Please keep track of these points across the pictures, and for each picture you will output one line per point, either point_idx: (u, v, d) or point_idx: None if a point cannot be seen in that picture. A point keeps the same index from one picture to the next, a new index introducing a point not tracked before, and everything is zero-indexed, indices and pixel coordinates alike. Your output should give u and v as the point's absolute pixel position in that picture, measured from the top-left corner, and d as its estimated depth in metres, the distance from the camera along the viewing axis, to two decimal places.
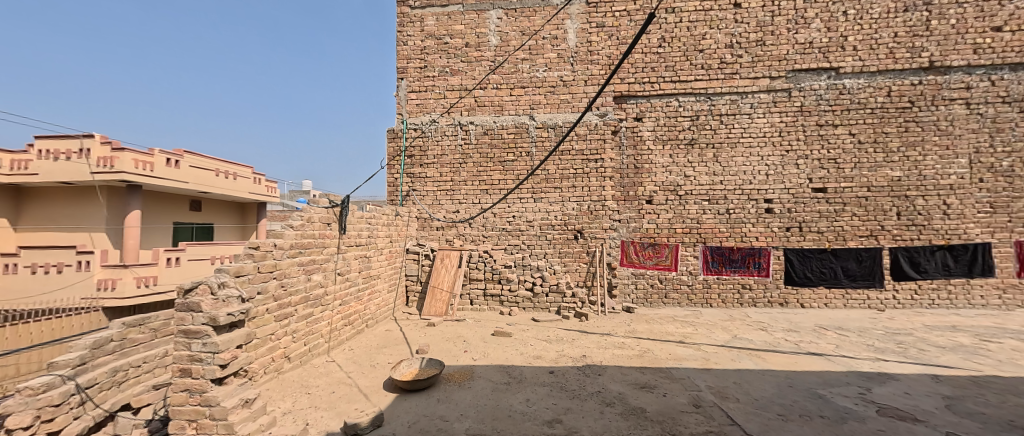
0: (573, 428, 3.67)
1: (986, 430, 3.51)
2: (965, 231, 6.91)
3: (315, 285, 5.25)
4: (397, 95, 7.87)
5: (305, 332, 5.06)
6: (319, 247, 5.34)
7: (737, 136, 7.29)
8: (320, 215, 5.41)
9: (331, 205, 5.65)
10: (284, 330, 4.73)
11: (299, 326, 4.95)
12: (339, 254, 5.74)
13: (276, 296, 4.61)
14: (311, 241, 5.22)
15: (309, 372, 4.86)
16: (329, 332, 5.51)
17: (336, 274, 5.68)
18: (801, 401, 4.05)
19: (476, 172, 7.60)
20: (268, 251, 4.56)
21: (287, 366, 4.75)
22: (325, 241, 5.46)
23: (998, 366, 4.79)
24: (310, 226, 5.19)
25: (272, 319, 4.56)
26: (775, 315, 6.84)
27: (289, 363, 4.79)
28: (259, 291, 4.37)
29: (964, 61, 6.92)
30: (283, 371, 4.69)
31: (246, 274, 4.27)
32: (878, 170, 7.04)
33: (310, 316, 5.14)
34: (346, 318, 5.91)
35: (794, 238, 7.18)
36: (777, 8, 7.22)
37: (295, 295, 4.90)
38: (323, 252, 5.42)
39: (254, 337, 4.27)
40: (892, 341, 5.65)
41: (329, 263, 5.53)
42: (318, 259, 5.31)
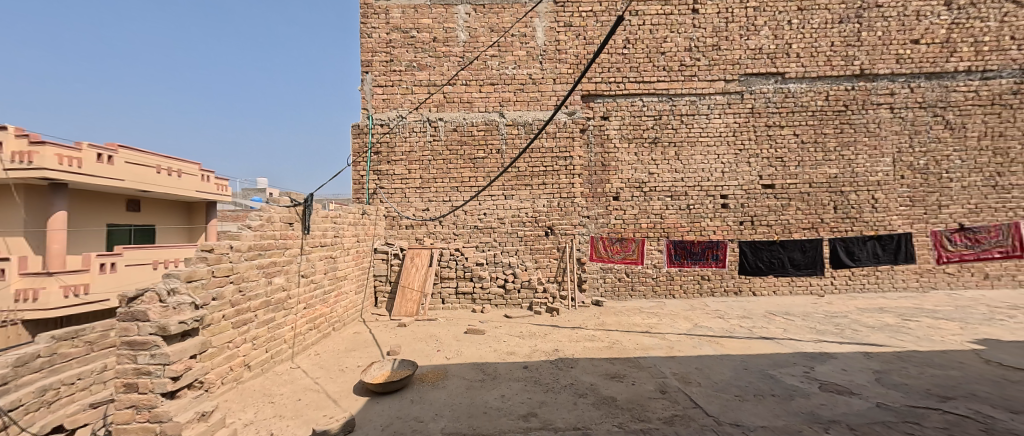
0: (548, 421, 3.76)
1: (909, 398, 3.96)
2: (890, 222, 7.72)
3: (276, 289, 4.99)
4: (362, 89, 7.60)
5: (266, 339, 4.80)
6: (280, 248, 5.07)
7: (697, 135, 7.69)
8: (281, 214, 5.14)
9: (293, 203, 5.38)
10: (243, 337, 4.47)
11: (259, 332, 4.70)
12: (302, 255, 5.48)
13: (233, 302, 4.35)
14: (271, 243, 4.95)
15: (272, 380, 4.63)
16: (294, 338, 5.27)
17: (300, 276, 5.43)
18: (755, 382, 4.40)
19: (446, 169, 7.52)
20: (224, 254, 4.29)
21: (247, 374, 4.50)
22: (287, 242, 5.21)
23: (917, 341, 5.43)
24: (270, 226, 4.93)
25: (230, 326, 4.29)
26: (731, 303, 7.32)
27: (249, 371, 4.55)
28: (214, 297, 4.11)
29: (890, 70, 7.70)
30: (242, 380, 4.44)
31: (199, 279, 3.99)
32: (819, 168, 7.69)
33: (272, 321, 4.89)
34: (312, 322, 5.69)
35: (747, 231, 7.71)
36: (730, 15, 7.67)
37: (255, 299, 4.64)
38: (284, 254, 5.16)
39: (210, 346, 4.03)
40: (832, 324, 6.23)
41: (291, 266, 5.27)
42: (279, 261, 5.05)
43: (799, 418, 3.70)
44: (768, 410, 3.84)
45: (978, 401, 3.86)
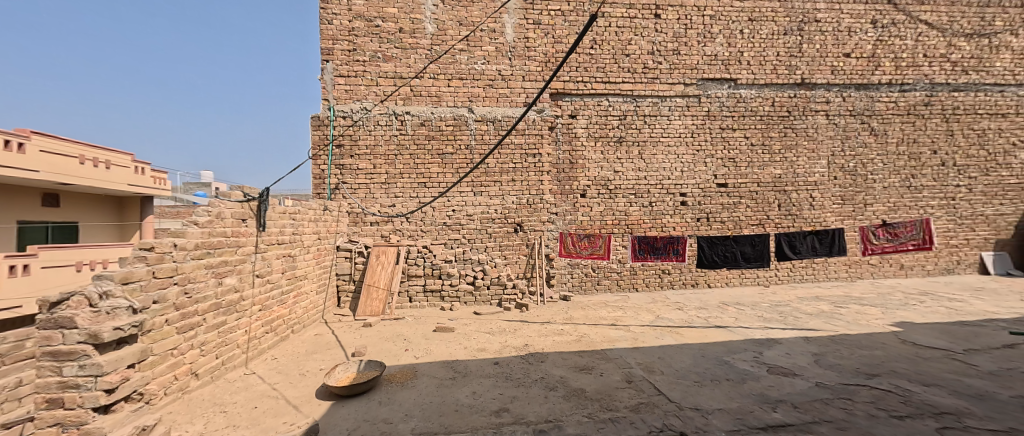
0: (520, 415, 3.79)
1: (842, 377, 4.40)
2: (825, 219, 8.50)
3: (227, 290, 4.63)
4: (322, 79, 7.22)
5: (216, 344, 4.45)
6: (232, 247, 4.72)
7: (658, 136, 8.03)
8: (232, 210, 4.77)
9: (246, 198, 5.01)
10: (189, 343, 4.12)
11: (208, 337, 4.34)
12: (257, 254, 5.13)
13: (178, 305, 3.99)
14: (222, 241, 4.59)
15: (224, 388, 4.30)
16: (248, 342, 4.92)
17: (254, 276, 5.07)
18: (712, 368, 4.69)
19: (413, 165, 7.34)
20: (166, 253, 3.92)
21: (195, 383, 4.15)
22: (240, 240, 4.85)
23: (847, 326, 6.05)
24: (220, 222, 4.57)
25: (174, 332, 3.93)
26: (688, 295, 7.75)
27: (196, 380, 4.19)
28: (155, 300, 3.75)
29: (826, 80, 8.45)
30: (189, 389, 4.09)
31: (136, 280, 3.63)
32: (766, 169, 8.31)
33: (222, 325, 4.53)
34: (269, 325, 5.34)
35: (704, 227, 8.17)
36: (689, 22, 8.07)
37: (203, 302, 4.28)
38: (236, 252, 4.81)
39: (150, 354, 3.67)
40: (776, 312, 6.78)
41: (244, 265, 4.91)
42: (231, 260, 4.69)
43: (751, 399, 3.99)
44: (724, 393, 4.11)
45: (898, 377, 4.34)
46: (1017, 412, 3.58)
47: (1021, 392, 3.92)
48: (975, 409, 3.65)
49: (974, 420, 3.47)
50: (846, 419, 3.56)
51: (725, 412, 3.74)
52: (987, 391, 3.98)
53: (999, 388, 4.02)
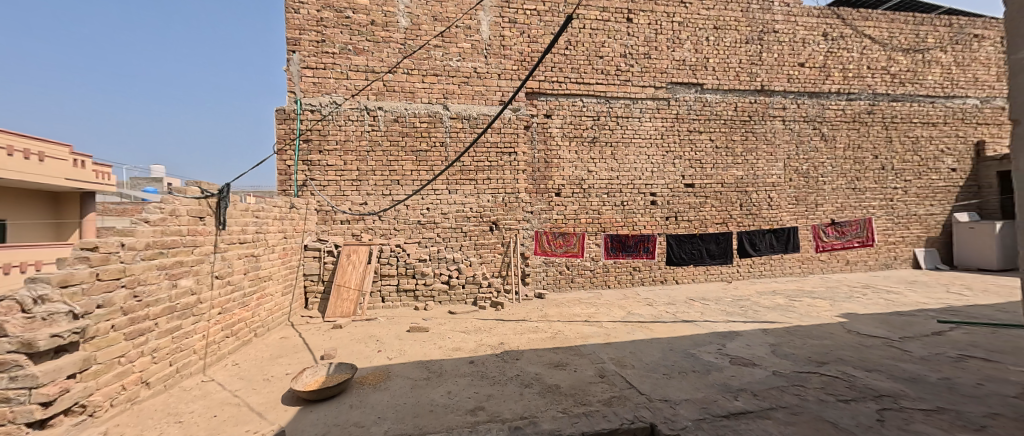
0: (495, 413, 3.73)
1: (796, 365, 4.69)
2: (781, 218, 9.05)
3: (183, 293, 4.32)
4: (288, 70, 6.91)
5: (170, 351, 4.13)
6: (188, 246, 4.41)
7: (630, 137, 8.25)
8: (188, 207, 4.46)
9: (204, 194, 4.68)
10: (139, 350, 3.80)
11: (161, 343, 4.02)
12: (216, 254, 4.83)
13: (126, 309, 3.68)
14: (176, 240, 4.29)
15: (178, 396, 3.98)
16: (206, 347, 4.60)
17: (213, 277, 4.76)
18: (679, 361, 4.88)
19: (386, 161, 7.15)
20: (112, 253, 3.61)
21: (146, 393, 3.83)
22: (197, 239, 4.55)
23: (801, 318, 6.47)
24: (174, 220, 4.27)
25: (122, 338, 3.63)
26: (658, 291, 8.03)
27: (147, 390, 3.87)
28: (99, 304, 3.44)
29: (783, 87, 8.99)
30: (139, 400, 3.76)
31: (76, 283, 3.31)
32: (729, 170, 8.74)
33: (177, 330, 4.22)
34: (230, 328, 5.03)
35: (672, 226, 8.47)
36: (659, 27, 8.34)
37: (154, 306, 3.97)
38: (193, 252, 4.50)
39: (94, 362, 3.36)
40: (738, 306, 7.15)
41: (202, 266, 4.60)
42: (187, 261, 4.38)
43: (714, 389, 4.15)
44: (690, 384, 4.26)
45: (844, 364, 4.68)
46: (944, 392, 3.90)
47: (947, 374, 4.31)
48: (909, 391, 3.96)
49: (908, 400, 3.75)
50: (798, 404, 3.75)
51: (690, 402, 3.85)
52: (919, 374, 4.34)
53: (929, 371, 4.39)
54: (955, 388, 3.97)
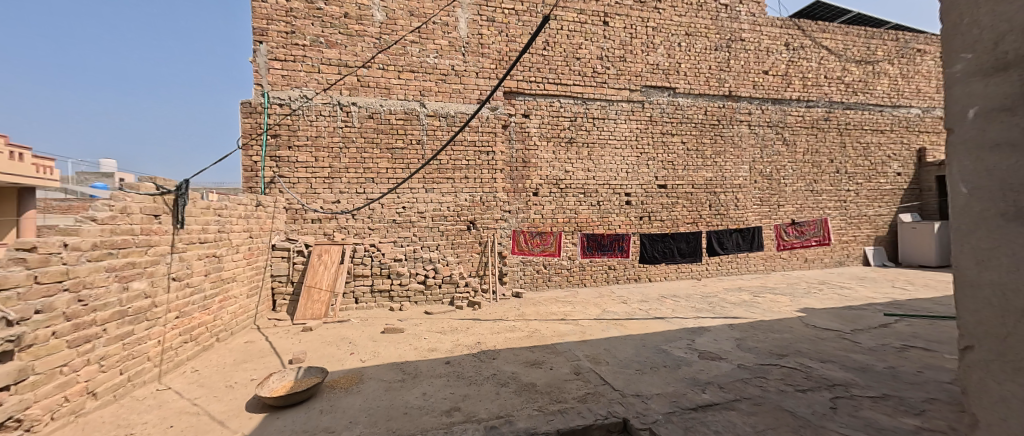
0: (471, 413, 3.61)
1: (759, 358, 4.92)
2: (747, 218, 9.47)
3: (136, 296, 3.96)
4: (254, 61, 6.59)
5: (121, 358, 3.76)
6: (141, 246, 4.07)
7: (606, 138, 8.41)
8: (142, 205, 4.13)
9: (159, 192, 4.34)
10: (85, 358, 3.43)
11: (111, 350, 3.65)
12: (173, 254, 4.49)
13: (69, 314, 3.31)
14: (128, 239, 3.94)
15: (130, 407, 3.62)
16: (162, 354, 4.23)
17: (170, 279, 4.42)
18: (652, 357, 5.01)
19: (359, 159, 6.96)
20: (53, 254, 3.24)
21: (93, 404, 3.45)
22: (151, 238, 4.21)
23: (764, 313, 6.81)
24: (125, 219, 3.93)
25: (65, 345, 3.26)
26: (632, 289, 8.24)
27: (94, 400, 3.49)
28: (38, 309, 3.07)
29: (748, 93, 9.40)
30: (84, 412, 3.38)
31: (10, 287, 2.93)
32: (699, 172, 9.07)
33: (129, 335, 3.85)
34: (189, 333, 4.66)
35: (646, 225, 8.70)
36: (634, 31, 8.54)
37: (103, 309, 3.61)
38: (147, 253, 4.15)
39: (31, 372, 2.99)
40: (707, 302, 7.44)
41: (156, 267, 4.26)
42: (140, 262, 4.03)
43: (683, 383, 4.25)
44: (661, 379, 4.36)
45: (802, 356, 4.95)
46: (889, 380, 4.19)
47: (891, 363, 4.64)
48: (859, 380, 4.22)
49: (858, 389, 3.99)
50: (760, 395, 3.91)
51: (661, 396, 3.92)
52: (867, 364, 4.65)
53: (876, 361, 4.71)
54: (898, 376, 4.27)
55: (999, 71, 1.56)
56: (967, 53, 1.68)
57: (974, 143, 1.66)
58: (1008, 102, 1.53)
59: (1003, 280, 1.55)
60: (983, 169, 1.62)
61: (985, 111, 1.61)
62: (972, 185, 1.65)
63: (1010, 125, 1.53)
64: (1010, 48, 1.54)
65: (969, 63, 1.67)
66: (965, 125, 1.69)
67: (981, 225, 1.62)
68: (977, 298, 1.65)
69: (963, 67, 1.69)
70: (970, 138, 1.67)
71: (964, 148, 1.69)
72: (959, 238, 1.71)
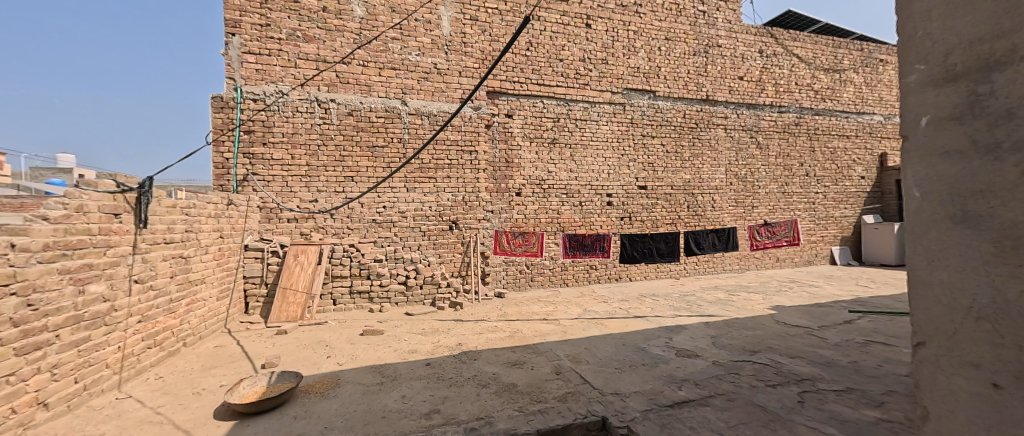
0: (451, 415, 3.55)
1: (733, 354, 5.05)
2: (723, 219, 9.72)
3: (94, 299, 3.71)
4: (226, 54, 6.34)
5: (76, 366, 3.51)
6: (99, 247, 3.81)
7: (588, 139, 8.49)
8: (101, 203, 3.87)
9: (119, 189, 4.09)
10: (36, 366, 3.18)
11: (65, 357, 3.41)
12: (136, 255, 4.23)
13: (17, 320, 3.07)
14: (84, 240, 3.68)
15: (86, 418, 3.37)
16: (122, 360, 3.97)
17: (132, 282, 4.16)
18: (631, 355, 5.06)
19: (338, 157, 6.79)
20: None
21: (44, 415, 3.21)
22: (110, 238, 3.96)
23: (738, 311, 7.01)
24: (81, 218, 3.67)
25: (13, 353, 3.02)
26: (613, 289, 8.33)
27: (46, 412, 3.24)
28: None
29: (725, 98, 9.66)
30: (34, 424, 3.14)
31: None
32: (678, 174, 9.26)
33: (86, 341, 3.60)
34: (152, 338, 4.41)
35: (627, 226, 8.82)
36: (616, 35, 8.65)
37: (56, 314, 3.36)
38: (106, 254, 3.89)
39: None
40: (685, 301, 7.59)
41: (117, 269, 3.99)
42: (98, 264, 3.77)
43: (660, 380, 4.31)
44: (640, 377, 4.40)
45: (773, 352, 5.11)
46: (852, 374, 4.37)
47: (854, 358, 4.85)
48: (825, 374, 4.39)
49: (824, 383, 4.14)
50: (734, 391, 4.00)
51: (639, 394, 3.96)
52: (833, 359, 4.84)
53: (840, 356, 4.91)
54: (861, 370, 4.47)
55: (950, 82, 1.40)
56: (921, 64, 1.50)
57: (924, 149, 1.48)
58: (963, 110, 1.36)
59: (957, 284, 1.38)
60: (934, 174, 1.44)
61: (937, 119, 1.43)
62: (924, 188, 1.47)
63: (963, 134, 1.36)
64: (962, 59, 1.37)
65: (922, 73, 1.49)
66: (917, 134, 1.51)
67: (932, 229, 1.45)
68: (928, 302, 1.47)
69: (915, 78, 1.51)
70: (921, 145, 1.49)
71: (915, 154, 1.51)
72: (909, 242, 1.53)
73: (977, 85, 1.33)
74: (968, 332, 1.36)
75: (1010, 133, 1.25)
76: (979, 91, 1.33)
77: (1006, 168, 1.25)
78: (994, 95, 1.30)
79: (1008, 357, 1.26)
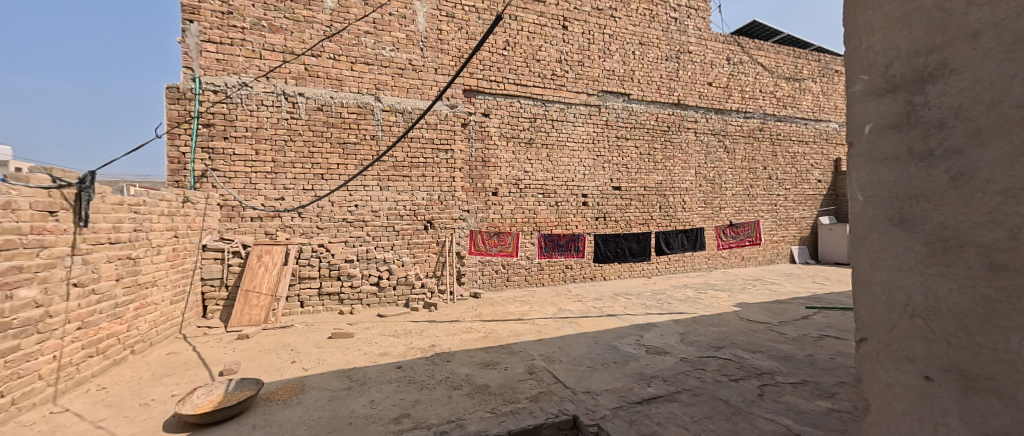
0: (422, 419, 3.47)
1: (699, 351, 5.20)
2: (693, 220, 10.03)
3: (26, 305, 3.38)
4: (183, 42, 5.99)
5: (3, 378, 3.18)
6: (32, 248, 3.47)
7: (564, 140, 8.56)
8: (37, 200, 3.53)
9: (56, 185, 3.72)
10: None
11: None
12: (78, 256, 3.90)
13: None
14: (15, 240, 3.34)
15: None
16: (59, 371, 3.63)
17: (71, 285, 3.81)
18: (603, 354, 5.12)
19: (306, 153, 6.54)
20: None
21: None
22: (45, 239, 3.60)
23: (706, 308, 7.24)
24: (12, 215, 3.32)
25: None
26: (587, 288, 8.43)
27: None
28: None
29: (695, 103, 9.96)
30: None
31: None
32: (651, 175, 9.47)
33: (15, 350, 3.27)
34: (95, 346, 4.08)
35: (601, 226, 8.95)
36: (592, 37, 8.76)
37: None
38: (39, 256, 3.54)
39: None
40: (656, 299, 7.78)
41: (53, 272, 3.65)
42: (30, 266, 3.43)
43: (631, 378, 4.38)
44: (611, 375, 4.45)
45: (737, 347, 5.30)
46: (808, 367, 4.60)
47: (810, 351, 5.10)
48: (783, 368, 4.59)
49: (782, 376, 4.33)
50: (700, 386, 4.12)
51: (610, 392, 4.00)
52: (791, 353, 5.07)
53: (798, 350, 5.15)
54: (816, 363, 4.71)
55: (890, 92, 1.39)
56: (865, 74, 1.49)
57: (867, 156, 1.46)
58: (900, 118, 1.35)
59: (895, 285, 1.37)
60: (876, 179, 1.43)
61: (879, 126, 1.42)
62: (867, 192, 1.45)
63: (902, 142, 1.35)
64: (900, 70, 1.36)
65: (866, 83, 1.47)
66: (861, 140, 1.49)
67: (873, 231, 1.43)
68: (868, 301, 1.46)
69: (859, 88, 1.50)
70: (865, 152, 1.47)
71: (860, 161, 1.49)
72: (854, 246, 1.52)
73: (913, 95, 1.31)
74: (904, 330, 1.35)
75: (942, 141, 1.25)
76: (916, 101, 1.31)
77: (938, 175, 1.25)
78: (928, 106, 1.28)
79: (939, 352, 1.26)
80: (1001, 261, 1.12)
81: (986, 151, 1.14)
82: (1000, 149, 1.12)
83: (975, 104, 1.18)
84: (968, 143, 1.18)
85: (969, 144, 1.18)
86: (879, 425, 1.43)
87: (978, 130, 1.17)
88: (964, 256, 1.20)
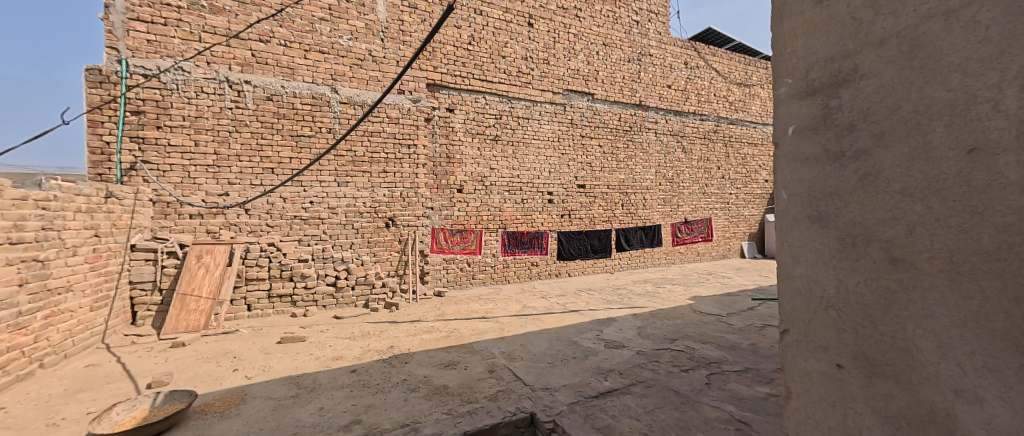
0: (373, 425, 3.35)
1: (654, 344, 5.39)
2: (653, 217, 10.38)
3: None
4: (106, 19, 5.43)
5: None
6: None
7: (530, 138, 8.58)
8: None
9: None
10: None
11: None
12: None
13: None
14: None
15: None
16: None
17: None
18: (563, 349, 5.19)
19: (255, 145, 6.15)
20: None
21: None
22: None
23: (663, 302, 7.52)
24: None
25: None
26: (552, 284, 8.52)
27: None
28: None
29: (656, 104, 10.30)
30: None
31: None
32: (614, 174, 9.71)
33: None
34: None
35: (566, 223, 9.08)
36: (557, 36, 8.83)
37: None
38: None
39: None
40: (617, 294, 7.99)
41: None
42: None
43: (588, 373, 4.45)
44: (569, 370, 4.51)
45: (689, 339, 5.54)
46: (751, 355, 4.89)
47: (753, 340, 5.42)
48: (729, 357, 4.85)
49: (728, 365, 4.57)
50: (653, 378, 4.26)
51: (568, 388, 4.05)
52: (737, 343, 5.36)
53: (743, 340, 5.46)
54: (758, 351, 5.01)
55: (810, 96, 1.47)
56: (789, 78, 1.56)
57: (790, 157, 1.54)
58: (818, 121, 1.43)
59: (812, 278, 1.46)
60: (798, 178, 1.51)
61: (800, 128, 1.50)
62: (791, 191, 1.53)
63: (819, 144, 1.43)
64: (819, 75, 1.44)
65: (790, 87, 1.55)
66: (786, 142, 1.57)
67: (795, 228, 1.52)
68: (792, 294, 1.55)
69: (784, 91, 1.57)
70: (789, 153, 1.55)
71: (784, 160, 1.57)
72: (779, 241, 1.60)
73: (829, 99, 1.39)
74: (820, 322, 1.43)
75: (852, 143, 1.32)
76: (831, 104, 1.39)
77: (849, 175, 1.33)
78: (841, 109, 1.36)
79: (849, 342, 1.35)
80: (899, 256, 1.21)
81: (887, 153, 1.23)
82: (900, 151, 1.20)
83: (880, 109, 1.26)
84: (873, 145, 1.26)
85: (873, 146, 1.26)
86: (800, 412, 1.54)
87: (882, 133, 1.25)
88: (870, 251, 1.29)
